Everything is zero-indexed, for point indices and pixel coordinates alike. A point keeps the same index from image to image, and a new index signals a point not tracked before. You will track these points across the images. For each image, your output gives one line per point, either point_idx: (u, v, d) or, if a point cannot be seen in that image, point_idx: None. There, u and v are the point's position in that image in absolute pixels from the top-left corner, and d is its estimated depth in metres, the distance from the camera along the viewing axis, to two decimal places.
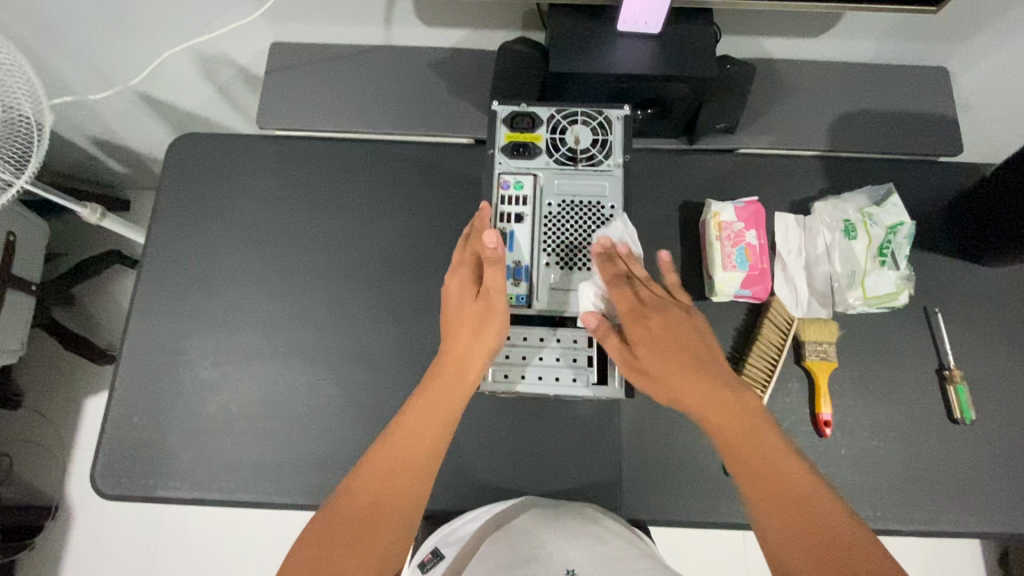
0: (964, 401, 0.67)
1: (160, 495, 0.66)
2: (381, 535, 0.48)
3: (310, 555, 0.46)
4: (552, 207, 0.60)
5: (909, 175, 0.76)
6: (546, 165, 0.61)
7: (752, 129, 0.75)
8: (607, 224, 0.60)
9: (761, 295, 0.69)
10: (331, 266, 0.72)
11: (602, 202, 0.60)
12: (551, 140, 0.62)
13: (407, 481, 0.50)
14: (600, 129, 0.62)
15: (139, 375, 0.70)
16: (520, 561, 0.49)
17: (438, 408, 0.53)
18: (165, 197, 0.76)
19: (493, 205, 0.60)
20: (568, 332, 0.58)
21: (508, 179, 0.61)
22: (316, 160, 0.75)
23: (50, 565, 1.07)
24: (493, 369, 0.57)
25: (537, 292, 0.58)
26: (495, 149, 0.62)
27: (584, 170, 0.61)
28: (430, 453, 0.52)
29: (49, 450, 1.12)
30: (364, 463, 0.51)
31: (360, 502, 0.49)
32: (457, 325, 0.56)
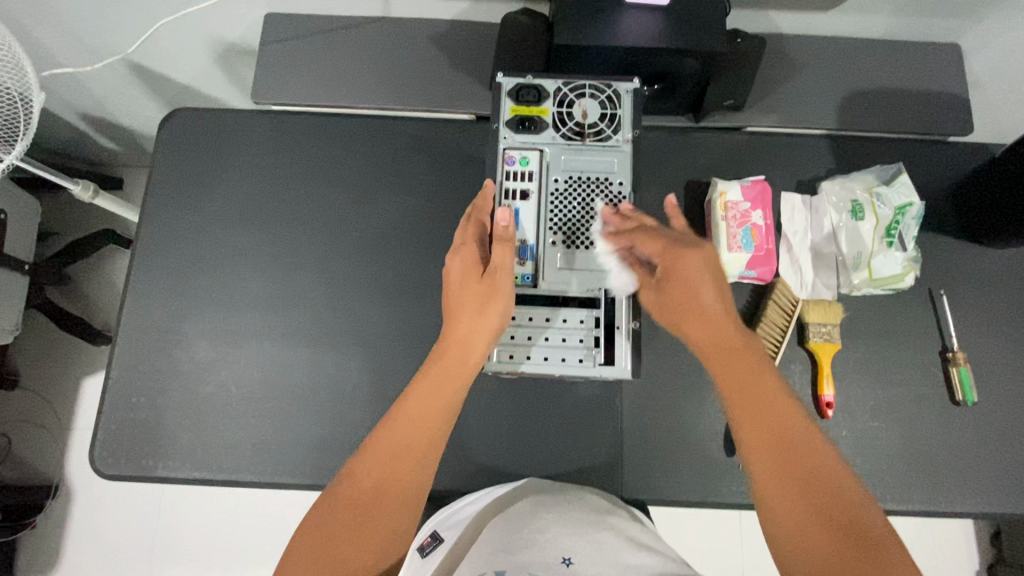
0: (966, 382, 0.67)
1: (160, 475, 0.65)
2: (382, 522, 0.47)
3: (311, 539, 0.46)
4: (559, 183, 0.59)
5: (916, 155, 0.75)
6: (552, 139, 0.60)
7: (760, 107, 0.74)
8: (615, 201, 0.58)
9: (765, 277, 0.69)
10: (329, 246, 0.71)
11: (610, 178, 0.59)
12: (558, 114, 0.60)
13: (409, 467, 0.49)
14: (608, 102, 0.60)
15: (136, 355, 0.69)
16: (517, 546, 0.49)
17: (440, 392, 0.52)
18: (160, 174, 0.74)
19: (498, 181, 0.59)
20: (574, 312, 0.57)
21: (513, 155, 0.59)
22: (313, 137, 0.74)
23: (52, 544, 1.07)
24: (498, 350, 0.57)
25: (543, 271, 0.57)
26: (499, 123, 0.60)
27: (592, 145, 0.59)
28: (432, 438, 0.51)
29: (48, 430, 1.12)
30: (365, 448, 0.50)
31: (361, 487, 0.48)
32: (460, 304, 0.55)
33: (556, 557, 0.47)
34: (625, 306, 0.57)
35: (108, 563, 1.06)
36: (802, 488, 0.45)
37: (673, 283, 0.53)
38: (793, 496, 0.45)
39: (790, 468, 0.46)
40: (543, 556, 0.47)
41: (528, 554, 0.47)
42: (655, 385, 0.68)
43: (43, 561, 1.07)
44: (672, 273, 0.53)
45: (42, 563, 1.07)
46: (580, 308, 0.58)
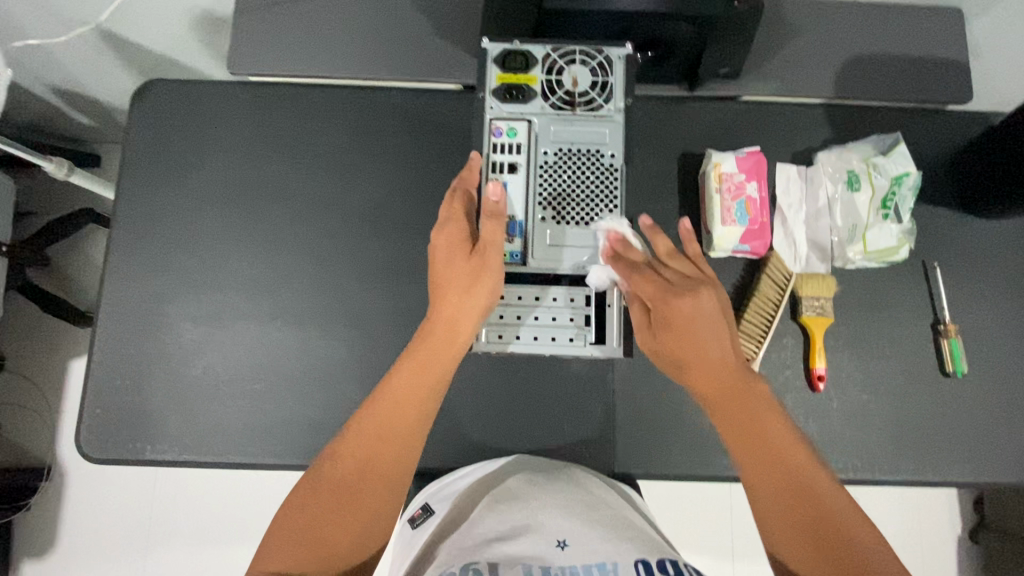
0: (957, 353, 0.68)
1: (149, 459, 0.65)
2: (371, 502, 0.48)
3: (297, 519, 0.46)
4: (548, 155, 0.57)
5: (913, 124, 0.74)
6: (541, 109, 0.57)
7: (756, 75, 0.71)
8: (607, 175, 0.56)
9: (759, 250, 0.68)
10: (314, 223, 0.69)
11: (602, 150, 0.57)
12: (547, 83, 0.57)
13: (396, 448, 0.49)
14: (600, 70, 0.58)
15: (118, 338, 0.67)
16: (512, 530, 0.50)
17: (428, 373, 0.52)
18: (134, 150, 0.71)
19: (485, 154, 0.56)
20: (565, 291, 0.57)
21: (500, 126, 0.57)
22: (293, 109, 0.71)
23: (48, 526, 1.08)
24: (487, 330, 0.56)
25: (532, 249, 0.55)
26: (486, 92, 0.58)
27: (582, 115, 0.57)
28: (419, 418, 0.51)
29: (37, 413, 1.11)
30: (350, 428, 0.50)
31: (348, 467, 0.48)
32: (448, 283, 0.53)
33: (550, 542, 0.48)
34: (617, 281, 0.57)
35: (106, 542, 1.07)
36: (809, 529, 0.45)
37: (678, 327, 0.52)
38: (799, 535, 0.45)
39: (796, 509, 0.45)
40: (538, 543, 0.48)
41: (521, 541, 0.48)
42: (647, 361, 0.67)
43: (40, 543, 1.07)
44: (678, 318, 0.52)
45: (39, 544, 1.07)
46: (570, 285, 0.57)
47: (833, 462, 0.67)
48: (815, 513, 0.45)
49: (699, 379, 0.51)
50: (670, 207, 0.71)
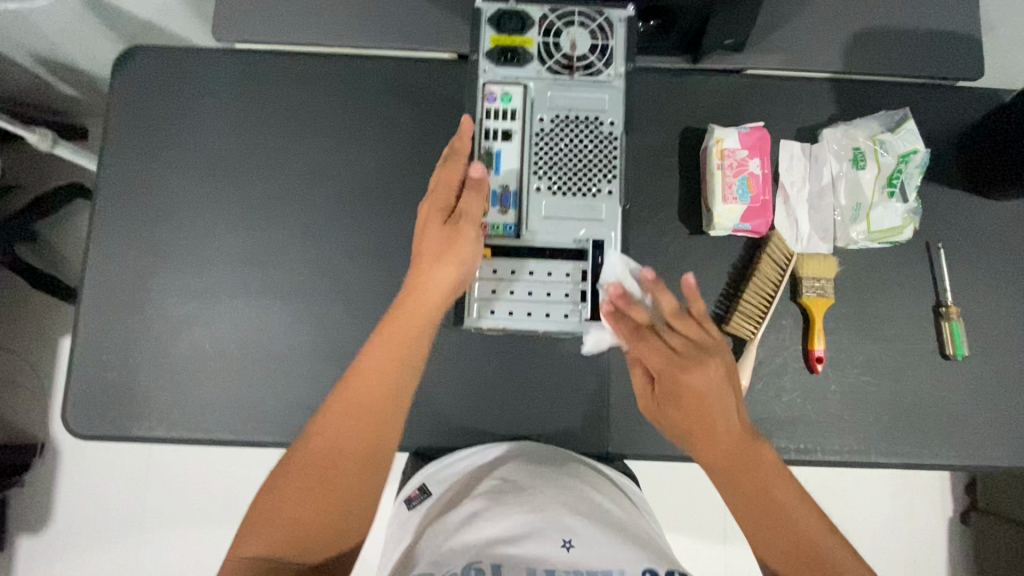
0: (957, 336, 0.67)
1: (137, 435, 0.64)
2: (345, 476, 0.46)
3: (275, 502, 0.45)
4: (544, 122, 0.55)
5: (921, 101, 0.72)
6: (537, 74, 0.55)
7: (762, 48, 0.69)
8: (605, 144, 0.55)
9: (761, 229, 0.66)
10: (304, 197, 0.67)
11: (601, 118, 0.55)
12: (544, 46, 0.55)
13: (366, 429, 0.47)
14: (600, 32, 0.55)
15: (104, 312, 0.66)
16: (515, 528, 0.48)
17: (403, 351, 0.49)
18: (117, 119, 0.68)
19: (478, 120, 0.55)
20: (560, 266, 0.54)
21: (494, 91, 0.55)
22: (281, 79, 0.68)
23: (42, 502, 1.08)
24: (479, 305, 0.54)
25: (527, 220, 0.54)
26: (480, 55, 0.55)
27: (581, 80, 0.55)
28: (390, 387, 0.48)
29: (29, 390, 1.10)
30: (322, 413, 0.48)
31: (316, 452, 0.46)
32: (424, 253, 0.52)
33: (555, 543, 0.46)
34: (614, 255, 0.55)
35: (101, 519, 1.07)
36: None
37: (683, 404, 0.50)
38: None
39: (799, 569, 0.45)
40: (542, 545, 0.46)
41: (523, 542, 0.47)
42: None
43: (34, 519, 1.07)
44: (683, 395, 0.50)
45: (33, 520, 1.07)
46: (565, 260, 0.55)
47: (829, 445, 0.66)
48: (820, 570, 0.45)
49: (702, 445, 0.50)
50: (670, 184, 0.69)
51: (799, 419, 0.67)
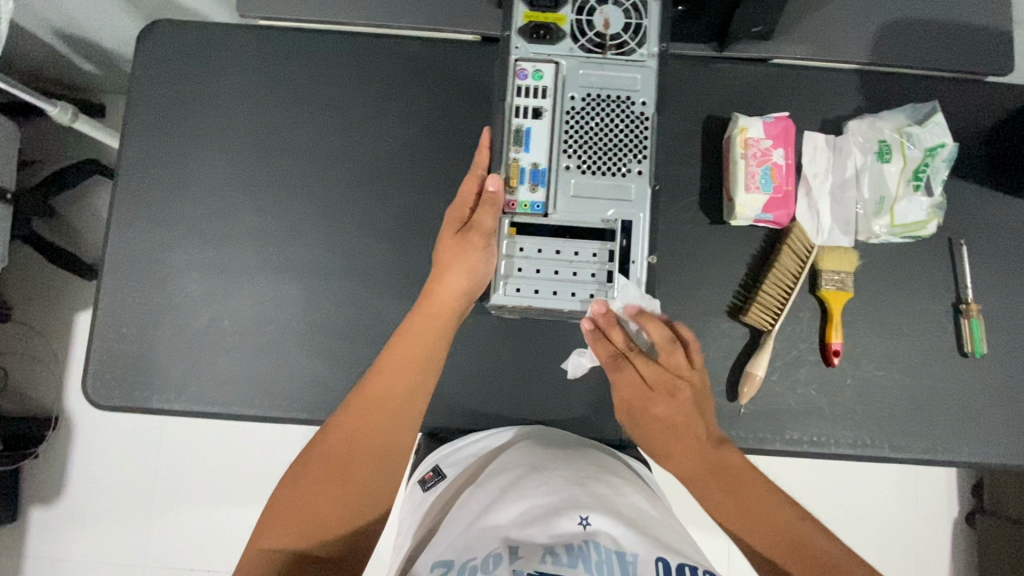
0: (976, 332, 0.66)
1: (155, 407, 0.64)
2: (360, 469, 0.48)
3: (291, 493, 0.47)
4: (576, 101, 0.54)
5: (951, 93, 0.70)
6: (569, 51, 0.54)
7: (788, 36, 0.68)
8: (637, 123, 0.54)
9: (782, 220, 0.65)
10: (323, 176, 0.67)
11: (633, 97, 0.54)
12: (577, 23, 0.54)
13: (383, 427, 0.49)
14: (633, 11, 0.54)
15: (124, 285, 0.66)
16: (532, 511, 0.49)
17: (418, 355, 0.52)
18: (139, 93, 0.68)
19: (509, 97, 0.54)
20: (587, 246, 0.53)
21: (525, 68, 0.54)
22: (303, 56, 0.68)
23: (56, 473, 1.09)
24: (505, 283, 0.53)
25: (555, 200, 0.53)
26: (511, 32, 0.54)
27: (613, 59, 0.54)
28: (409, 389, 0.51)
29: (43, 364, 1.11)
30: (341, 412, 0.50)
31: (333, 447, 0.48)
32: (439, 262, 0.54)
33: (572, 520, 0.46)
34: (643, 238, 0.53)
35: (112, 492, 1.09)
36: (801, 569, 0.47)
37: (656, 430, 0.54)
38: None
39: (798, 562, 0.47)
40: (558, 521, 0.46)
41: (540, 520, 0.47)
42: None
43: (47, 490, 1.09)
44: (656, 422, 0.54)
45: (47, 492, 1.09)
46: (592, 240, 0.53)
47: (843, 438, 0.66)
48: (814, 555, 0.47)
49: (680, 465, 0.53)
50: (691, 173, 0.68)
51: (813, 412, 0.66)
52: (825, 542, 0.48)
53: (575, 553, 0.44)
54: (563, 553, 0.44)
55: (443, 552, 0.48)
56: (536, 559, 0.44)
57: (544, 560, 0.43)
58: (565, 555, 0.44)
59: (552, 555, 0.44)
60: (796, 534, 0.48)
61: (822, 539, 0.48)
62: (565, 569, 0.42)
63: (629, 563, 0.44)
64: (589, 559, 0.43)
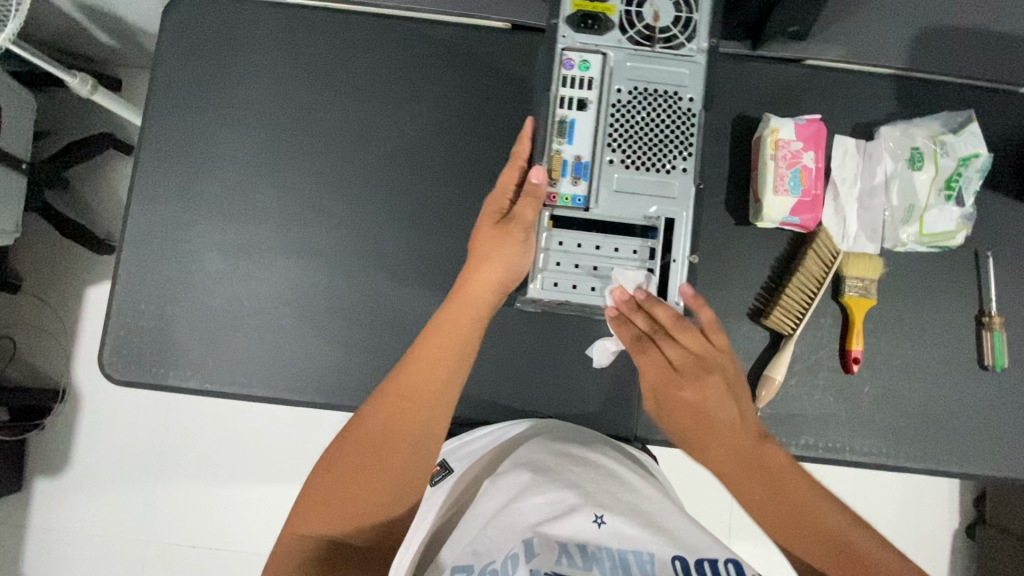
0: (998, 346, 0.66)
1: (172, 384, 0.64)
2: (391, 463, 0.48)
3: (321, 483, 0.48)
4: (622, 94, 0.52)
5: (987, 103, 0.69)
6: (618, 43, 0.53)
7: (826, 38, 0.67)
8: (683, 119, 0.52)
9: (809, 224, 0.64)
10: (348, 159, 0.66)
11: (681, 93, 0.53)
12: (625, 15, 0.53)
13: (412, 417, 0.49)
14: (684, 4, 0.53)
15: (144, 261, 0.66)
16: (548, 511, 0.49)
17: (451, 347, 0.51)
18: (164, 66, 0.67)
19: (554, 87, 0.52)
20: (628, 242, 0.52)
21: (572, 58, 0.53)
22: (332, 37, 0.67)
23: (62, 446, 1.10)
24: (544, 276, 0.53)
25: (597, 193, 0.52)
26: (559, 21, 0.53)
27: (662, 53, 0.53)
28: (441, 384, 0.50)
29: (53, 336, 1.11)
30: (373, 402, 0.50)
31: (362, 438, 0.48)
32: (477, 252, 0.54)
33: (587, 519, 0.47)
34: (686, 238, 0.52)
35: (119, 466, 1.09)
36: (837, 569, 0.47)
37: (691, 418, 0.52)
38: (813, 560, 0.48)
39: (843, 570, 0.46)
40: (573, 521, 0.47)
41: (556, 520, 0.48)
42: None
43: (53, 462, 1.09)
44: (688, 410, 0.52)
45: (52, 464, 1.09)
46: (633, 237, 0.53)
47: (859, 445, 0.66)
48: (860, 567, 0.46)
49: (718, 462, 0.51)
50: (720, 172, 0.68)
51: (830, 418, 0.66)
52: (843, 522, 0.48)
53: (589, 556, 0.44)
54: (577, 555, 0.44)
55: (460, 556, 0.48)
56: (551, 559, 0.44)
57: (559, 561, 0.44)
58: (579, 557, 0.44)
59: (567, 557, 0.44)
60: (822, 525, 0.48)
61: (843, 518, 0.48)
62: (580, 572, 0.43)
63: (645, 563, 0.44)
64: (602, 562, 0.44)
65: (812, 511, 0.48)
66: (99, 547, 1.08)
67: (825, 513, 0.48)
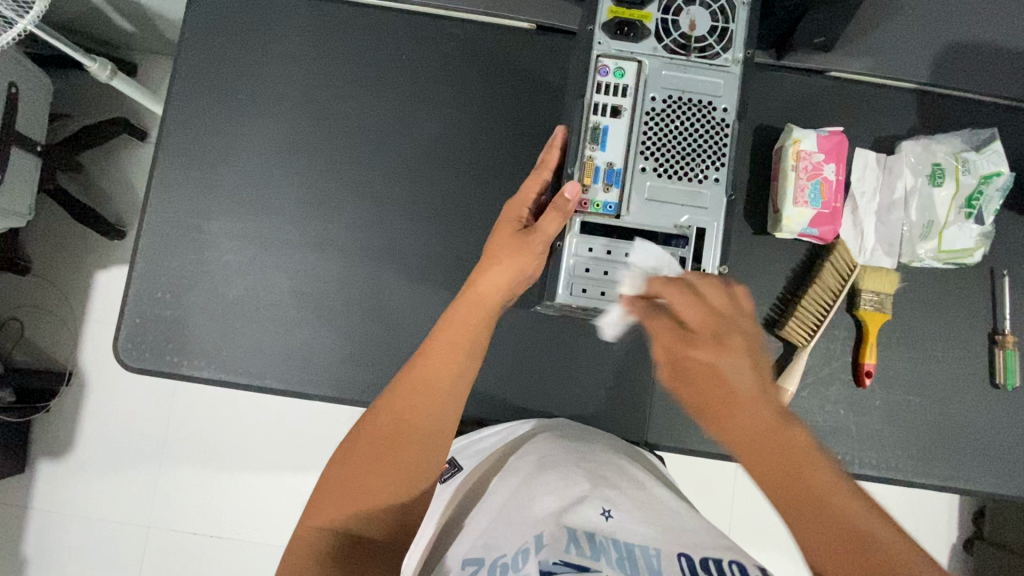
0: (1010, 365, 0.66)
1: (185, 373, 0.64)
2: (405, 457, 0.47)
3: (339, 473, 0.47)
4: (656, 102, 0.52)
5: (1010, 121, 0.69)
6: (653, 50, 0.53)
7: (850, 50, 0.67)
8: (716, 129, 0.52)
9: (827, 236, 0.64)
10: (367, 155, 0.66)
11: (715, 103, 0.52)
12: (662, 22, 0.53)
13: (426, 411, 0.49)
14: (721, 15, 0.53)
15: (161, 249, 0.66)
16: (558, 504, 0.49)
17: (460, 340, 0.51)
18: (187, 55, 0.67)
19: (588, 92, 0.52)
20: (657, 250, 0.52)
21: (607, 65, 0.53)
22: (356, 31, 0.67)
23: (67, 429, 1.10)
24: (572, 282, 0.52)
25: (628, 201, 0.52)
26: (595, 26, 0.53)
27: (697, 62, 0.53)
28: (456, 379, 0.50)
29: (62, 319, 1.11)
30: (387, 394, 0.50)
31: (379, 430, 0.48)
32: (494, 254, 0.54)
33: (595, 512, 0.47)
34: (714, 247, 0.51)
35: (123, 450, 1.09)
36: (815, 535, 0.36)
37: (697, 379, 0.42)
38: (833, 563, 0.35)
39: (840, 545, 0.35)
40: (581, 512, 0.47)
41: (565, 513, 0.47)
42: None
43: (57, 444, 1.10)
44: (695, 375, 0.42)
45: (57, 446, 1.10)
46: (663, 245, 0.52)
47: (867, 459, 0.66)
48: (827, 514, 0.36)
49: (730, 421, 0.40)
50: (740, 181, 0.68)
51: (839, 430, 0.66)
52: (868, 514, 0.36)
53: (597, 547, 0.43)
54: (585, 545, 0.43)
55: (472, 548, 0.48)
56: (560, 548, 0.43)
57: (567, 550, 0.42)
58: (588, 546, 0.43)
59: (576, 546, 0.43)
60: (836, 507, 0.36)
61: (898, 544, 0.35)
62: (589, 561, 0.42)
63: (652, 557, 0.42)
64: (610, 549, 0.43)
65: (835, 506, 0.36)
66: (101, 532, 1.08)
67: (833, 496, 0.36)
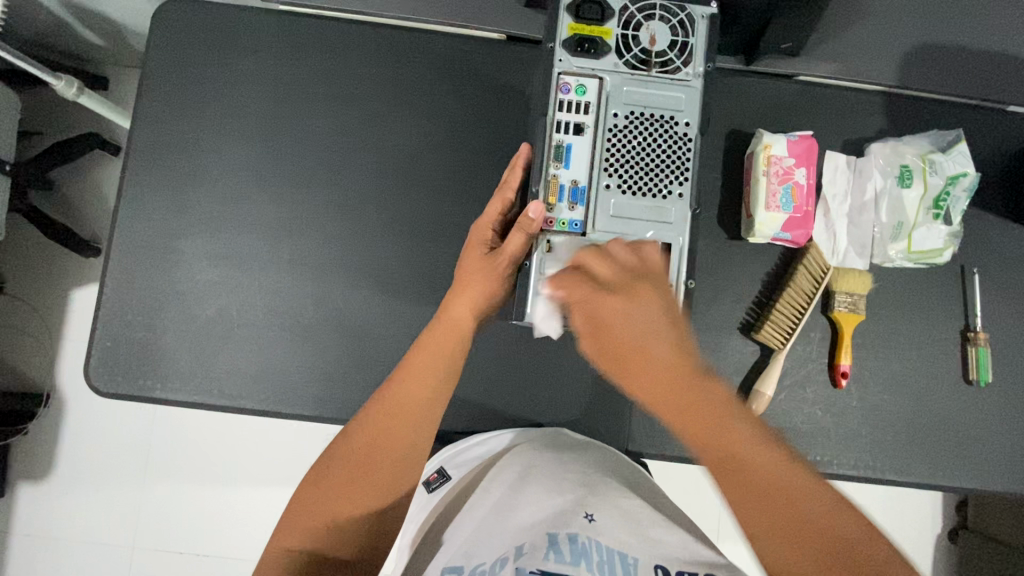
0: (982, 361, 0.67)
1: (159, 398, 0.63)
2: (380, 477, 0.48)
3: (313, 495, 0.47)
4: (618, 118, 0.52)
5: (974, 122, 0.71)
6: (614, 66, 0.53)
7: (816, 56, 0.68)
8: (679, 144, 0.53)
9: (800, 240, 0.65)
10: (338, 169, 0.65)
11: (677, 118, 0.53)
12: (622, 38, 0.53)
13: (401, 434, 0.49)
14: (681, 29, 0.53)
15: (131, 271, 0.65)
16: (540, 512, 0.49)
17: (436, 360, 0.51)
18: (153, 73, 0.66)
19: (550, 111, 0.52)
20: None
21: (568, 82, 0.53)
22: (325, 45, 0.66)
23: (45, 453, 1.08)
24: (539, 300, 0.51)
25: (593, 219, 0.52)
26: (556, 44, 0.53)
27: (658, 77, 0.53)
28: (431, 399, 0.50)
29: (37, 340, 1.09)
30: (363, 415, 0.50)
31: (355, 451, 0.48)
32: (464, 278, 0.54)
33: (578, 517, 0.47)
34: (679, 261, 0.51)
35: (103, 471, 1.07)
36: (733, 490, 0.37)
37: (616, 332, 0.43)
38: (759, 513, 0.37)
39: (761, 498, 0.37)
40: (563, 519, 0.47)
41: (545, 521, 0.47)
42: None
43: (37, 467, 1.07)
44: (613, 325, 0.43)
45: (35, 470, 1.07)
46: None
47: (844, 459, 0.67)
48: (753, 477, 0.37)
49: (649, 386, 0.41)
50: (712, 188, 0.68)
51: (817, 431, 0.67)
52: (785, 460, 0.38)
53: (578, 551, 0.43)
54: (565, 549, 0.43)
55: (451, 558, 0.48)
56: (538, 556, 0.42)
57: (546, 557, 0.42)
58: (567, 553, 0.43)
59: (556, 552, 0.43)
60: (771, 471, 0.37)
61: (822, 498, 0.37)
62: (567, 568, 0.41)
63: (631, 565, 0.43)
64: (591, 553, 0.43)
65: (762, 467, 0.37)
66: (82, 556, 1.06)
67: (752, 448, 0.38)
